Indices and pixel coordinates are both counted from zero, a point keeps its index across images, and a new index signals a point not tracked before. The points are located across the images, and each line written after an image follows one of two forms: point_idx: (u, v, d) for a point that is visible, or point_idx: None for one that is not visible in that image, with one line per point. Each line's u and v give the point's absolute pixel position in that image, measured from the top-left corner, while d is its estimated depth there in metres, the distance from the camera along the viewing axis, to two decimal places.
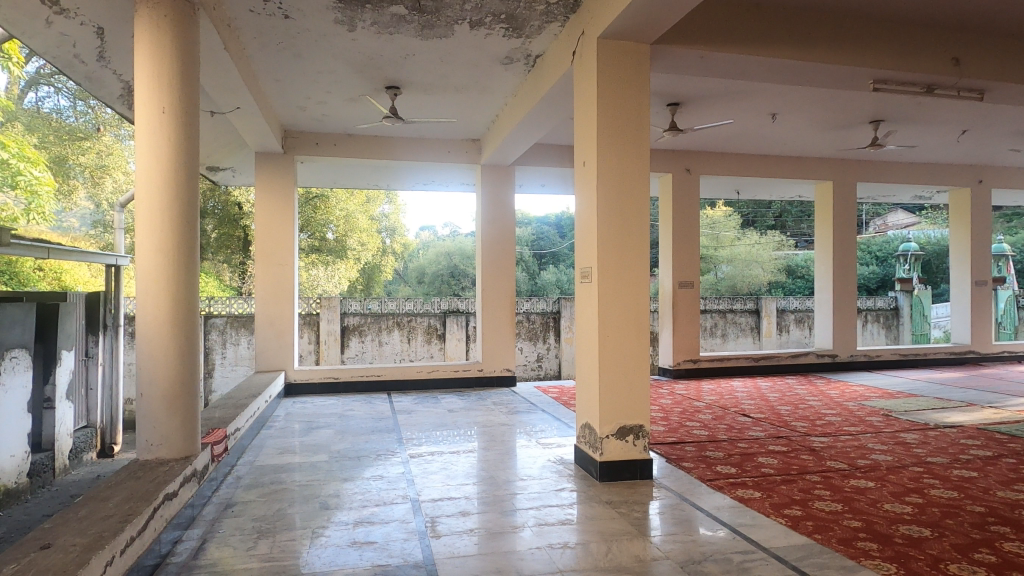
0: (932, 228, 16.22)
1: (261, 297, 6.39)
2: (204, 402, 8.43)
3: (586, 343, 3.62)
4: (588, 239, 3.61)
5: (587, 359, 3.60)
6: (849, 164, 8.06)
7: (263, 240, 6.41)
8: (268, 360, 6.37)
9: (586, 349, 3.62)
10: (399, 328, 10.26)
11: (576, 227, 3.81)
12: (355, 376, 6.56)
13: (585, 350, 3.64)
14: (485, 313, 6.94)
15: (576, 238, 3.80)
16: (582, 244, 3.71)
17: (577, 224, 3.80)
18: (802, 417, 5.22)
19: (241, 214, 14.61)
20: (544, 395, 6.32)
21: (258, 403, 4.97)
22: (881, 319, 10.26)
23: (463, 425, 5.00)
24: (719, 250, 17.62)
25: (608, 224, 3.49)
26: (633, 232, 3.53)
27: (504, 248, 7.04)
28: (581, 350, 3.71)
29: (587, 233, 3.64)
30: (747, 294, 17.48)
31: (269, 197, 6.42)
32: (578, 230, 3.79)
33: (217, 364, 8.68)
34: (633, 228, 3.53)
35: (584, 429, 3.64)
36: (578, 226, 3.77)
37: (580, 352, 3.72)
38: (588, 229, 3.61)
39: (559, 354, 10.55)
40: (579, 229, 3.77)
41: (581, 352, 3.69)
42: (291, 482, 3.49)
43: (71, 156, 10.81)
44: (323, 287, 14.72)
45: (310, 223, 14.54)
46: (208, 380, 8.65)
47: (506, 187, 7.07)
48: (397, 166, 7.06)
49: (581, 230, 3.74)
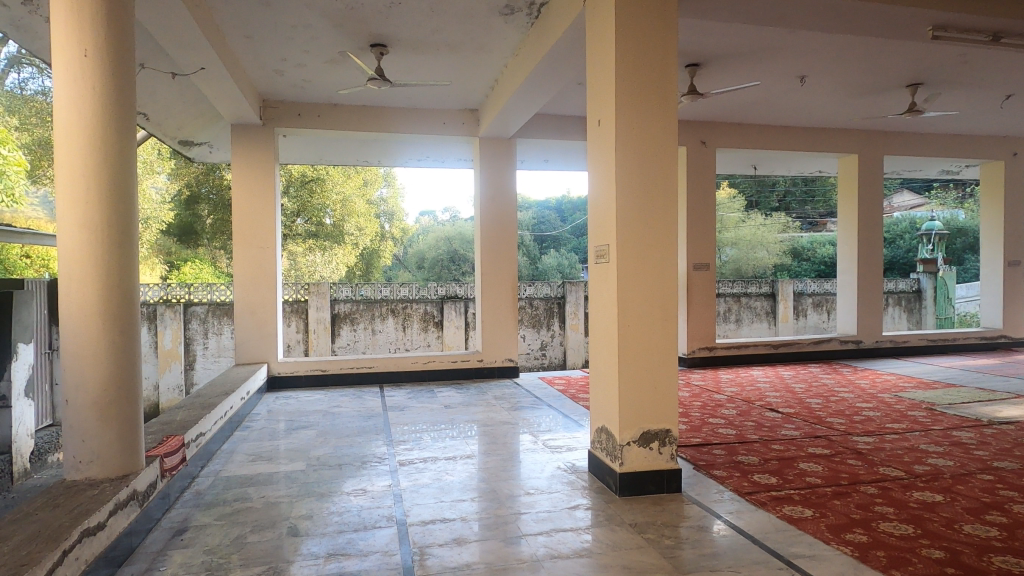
0: (942, 209, 15.79)
1: (241, 284, 5.86)
2: (186, 394, 7.95)
3: (602, 334, 3.10)
4: (604, 211, 3.07)
5: (603, 353, 3.09)
6: (875, 135, 7.49)
7: (242, 221, 5.86)
8: (250, 352, 5.86)
9: (602, 341, 3.10)
10: (393, 316, 9.76)
11: (590, 198, 3.28)
12: (345, 369, 6.05)
13: (601, 342, 3.13)
14: (486, 300, 6.41)
15: (591, 211, 3.27)
16: (597, 216, 3.17)
17: (591, 195, 3.27)
18: (837, 412, 4.70)
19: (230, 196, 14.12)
20: (550, 388, 5.81)
21: (233, 401, 4.46)
22: (902, 302, 9.72)
23: (461, 424, 4.49)
24: (724, 232, 17.10)
25: (631, 192, 2.95)
26: (659, 204, 2.99)
27: (506, 228, 6.50)
28: (595, 342, 3.20)
29: (603, 205, 3.11)
30: (752, 277, 17.06)
31: (248, 173, 5.86)
32: (591, 202, 3.26)
33: (201, 356, 8.20)
34: (658, 198, 2.99)
35: (601, 434, 3.13)
36: (593, 197, 3.23)
37: (594, 344, 3.22)
38: (604, 200, 3.07)
39: (563, 342, 10.09)
40: (593, 199, 3.23)
41: (597, 344, 3.18)
42: (259, 499, 2.98)
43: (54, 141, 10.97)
44: (321, 273, 14.49)
45: (306, 207, 13.98)
46: (189, 372, 8.14)
47: (507, 162, 6.51)
48: (388, 140, 6.50)
49: (596, 202, 3.20)
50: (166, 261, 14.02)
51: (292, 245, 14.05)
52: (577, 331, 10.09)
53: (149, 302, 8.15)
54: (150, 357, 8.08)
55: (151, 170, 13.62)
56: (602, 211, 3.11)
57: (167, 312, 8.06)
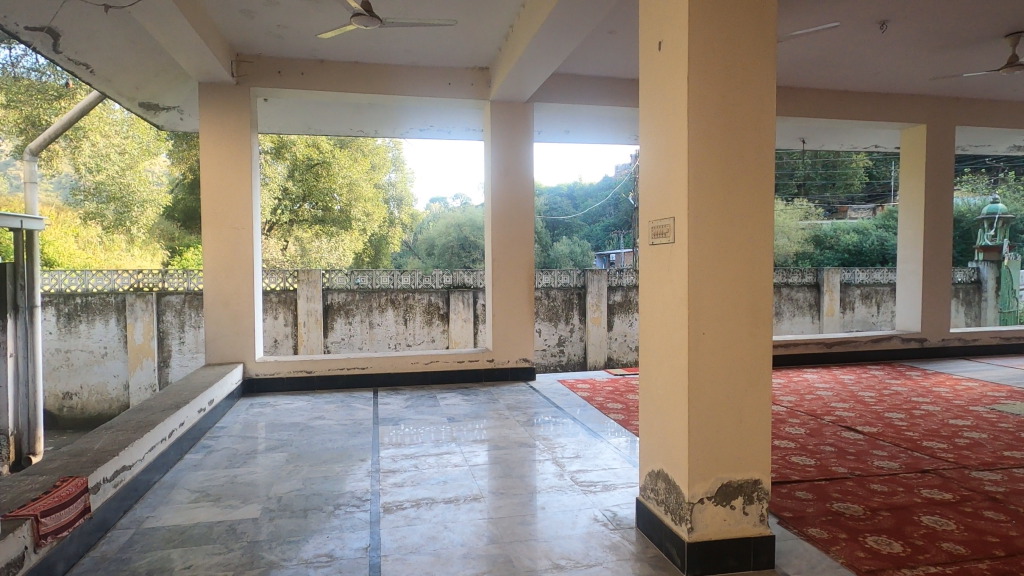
0: (971, 196, 14.36)
1: (211, 273, 5.01)
2: (159, 391, 7.86)
3: (659, 343, 2.23)
4: (664, 173, 2.18)
5: (661, 371, 2.22)
6: (946, 102, 6.50)
7: (211, 198, 4.99)
8: (222, 351, 5.03)
9: (660, 354, 2.22)
10: (393, 307, 8.92)
11: (641, 155, 2.39)
12: (333, 370, 5.22)
13: (657, 355, 2.25)
14: (496, 291, 5.54)
15: (642, 173, 2.38)
16: (653, 180, 2.28)
17: (642, 152, 2.37)
18: (933, 433, 3.79)
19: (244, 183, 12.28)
20: (573, 395, 4.96)
21: (189, 415, 3.62)
22: (960, 295, 8.79)
23: (467, 444, 3.64)
24: None
25: (707, 144, 2.04)
26: (747, 164, 2.08)
27: (521, 207, 5.62)
28: (648, 352, 2.33)
29: (662, 164, 2.21)
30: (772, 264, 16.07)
31: (219, 143, 5.00)
32: (643, 161, 2.37)
33: (175, 351, 8.07)
34: (746, 156, 2.08)
35: (657, 481, 2.26)
36: (646, 154, 2.34)
37: (645, 354, 2.35)
38: (665, 158, 2.17)
39: (583, 337, 9.25)
40: (646, 157, 2.33)
41: (650, 356, 2.30)
42: (184, 570, 2.14)
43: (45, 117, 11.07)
44: (327, 260, 13.81)
45: (312, 192, 13.15)
46: (164, 369, 7.99)
47: (521, 130, 5.60)
48: (386, 105, 5.64)
49: (650, 160, 2.30)
50: (168, 245, 13.47)
51: (299, 231, 13.45)
52: (598, 325, 9.22)
53: (117, 292, 7.93)
54: (120, 353, 8.00)
55: (149, 151, 12.62)
56: (661, 171, 2.21)
57: (137, 302, 7.89)
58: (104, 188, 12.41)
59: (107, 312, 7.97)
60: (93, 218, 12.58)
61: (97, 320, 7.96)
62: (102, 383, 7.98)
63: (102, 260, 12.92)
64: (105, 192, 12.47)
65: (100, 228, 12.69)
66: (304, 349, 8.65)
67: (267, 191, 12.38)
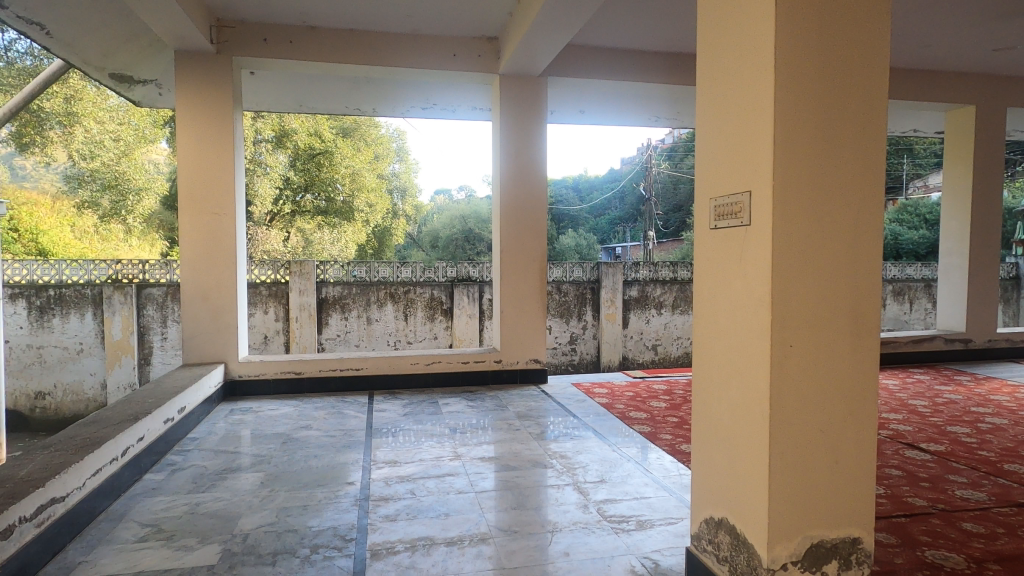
0: None
1: (189, 263, 4.51)
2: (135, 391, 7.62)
3: (724, 357, 1.72)
4: (734, 137, 1.66)
5: (726, 392, 1.72)
6: (996, 81, 5.95)
7: (189, 179, 4.50)
8: (201, 350, 4.53)
9: (725, 370, 1.72)
10: (393, 302, 8.43)
11: (697, 114, 1.87)
12: (325, 371, 4.73)
13: (720, 371, 1.75)
14: (504, 284, 5.04)
15: (697, 138, 1.86)
16: (715, 147, 1.76)
17: (698, 111, 1.86)
18: (1011, 453, 3.27)
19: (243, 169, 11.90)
20: (589, 401, 4.47)
21: (152, 425, 3.13)
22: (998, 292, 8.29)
23: (472, 463, 3.14)
24: None
25: (800, 103, 1.51)
26: (850, 128, 1.57)
27: (533, 193, 5.10)
28: (705, 365, 1.83)
29: (730, 126, 1.69)
30: None
31: (198, 119, 4.49)
32: (701, 122, 1.85)
33: (156, 348, 7.76)
34: (847, 118, 1.56)
35: (719, 533, 1.76)
36: (704, 113, 1.82)
37: (701, 368, 1.86)
38: (735, 118, 1.65)
39: (596, 335, 8.75)
40: (705, 117, 1.82)
41: (710, 371, 1.80)
42: None
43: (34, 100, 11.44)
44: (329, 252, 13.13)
45: (315, 182, 12.67)
46: (144, 366, 7.74)
47: (534, 108, 5.08)
48: (385, 79, 5.13)
49: (712, 120, 1.78)
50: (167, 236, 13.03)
51: (302, 222, 12.90)
52: (613, 322, 8.74)
53: (93, 283, 7.73)
54: (97, 349, 7.72)
55: (145, 139, 12.01)
56: (728, 134, 1.70)
57: (116, 295, 7.59)
58: (99, 176, 12.02)
59: (83, 305, 7.69)
60: (87, 207, 12.19)
61: (72, 314, 7.70)
62: (79, 382, 7.72)
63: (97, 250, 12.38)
64: (100, 180, 12.08)
65: (95, 218, 12.30)
66: (296, 347, 8.18)
67: (267, 179, 12.12)
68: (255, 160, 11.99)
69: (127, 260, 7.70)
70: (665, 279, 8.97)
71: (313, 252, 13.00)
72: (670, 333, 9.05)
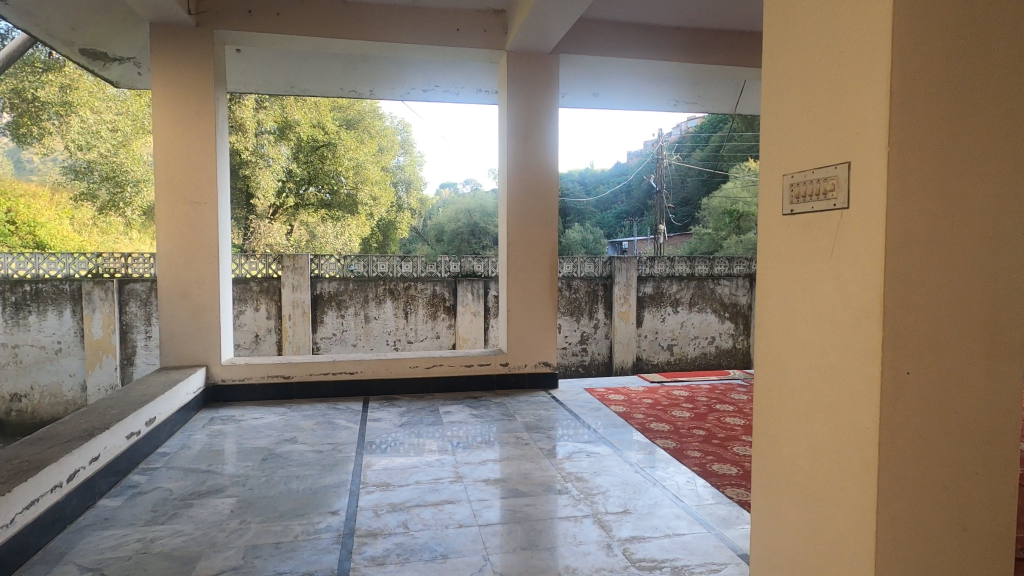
0: None
1: (167, 256, 4.12)
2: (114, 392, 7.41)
3: (802, 384, 1.33)
4: (822, 94, 1.25)
5: (805, 429, 1.32)
6: None
7: (166, 164, 4.10)
8: (180, 352, 4.15)
9: (804, 400, 1.32)
10: (392, 298, 8.06)
11: (765, 69, 1.46)
12: (315, 375, 4.34)
13: (797, 401, 1.35)
14: (511, 280, 4.63)
15: (764, 100, 1.46)
16: (793, 108, 1.35)
17: (767, 66, 1.45)
18: None
19: (243, 162, 11.45)
20: (605, 410, 4.08)
21: (110, 441, 2.74)
22: None
23: (475, 487, 2.74)
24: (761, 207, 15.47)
25: (925, 43, 1.10)
26: (989, 78, 1.15)
27: (544, 183, 4.69)
28: (773, 390, 1.44)
29: (815, 81, 1.28)
30: None
31: (176, 100, 4.10)
32: (770, 78, 1.44)
33: (139, 348, 7.53)
34: (986, 65, 1.15)
35: None
36: (776, 67, 1.41)
37: (768, 392, 1.46)
38: (824, 70, 1.24)
39: (608, 334, 8.40)
40: (776, 71, 1.41)
41: (780, 399, 1.41)
42: None
43: (29, 90, 11.18)
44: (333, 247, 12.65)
45: (318, 175, 12.32)
46: (126, 367, 7.53)
47: (544, 89, 4.65)
48: (382, 57, 4.72)
49: (787, 75, 1.38)
50: None
51: (305, 215, 12.46)
52: (626, 320, 8.35)
53: (72, 278, 7.44)
54: (76, 349, 7.50)
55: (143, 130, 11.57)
56: (813, 90, 1.28)
57: (96, 291, 7.36)
58: (96, 166, 11.59)
59: (61, 302, 7.45)
60: (86, 198, 11.78)
61: (49, 311, 7.44)
62: (57, 383, 7.51)
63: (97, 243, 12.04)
64: (97, 171, 11.64)
65: (94, 210, 11.91)
66: (290, 346, 7.81)
67: (269, 172, 11.70)
68: (258, 152, 11.57)
69: (108, 254, 7.41)
70: (681, 274, 8.51)
71: (317, 247, 12.53)
72: (687, 333, 8.58)
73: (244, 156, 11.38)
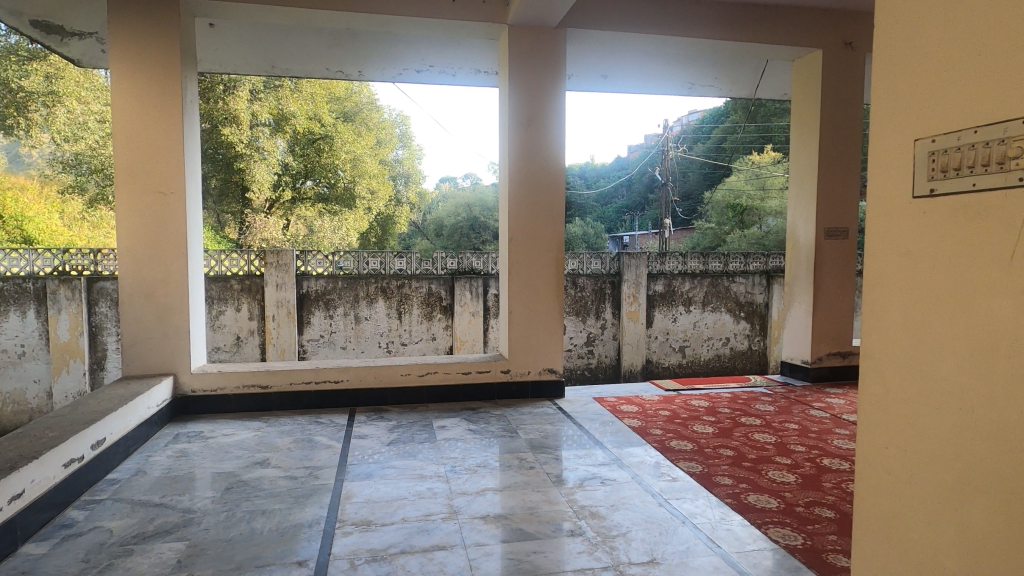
0: None
1: (129, 252, 3.69)
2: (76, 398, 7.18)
3: (900, 429, 1.28)
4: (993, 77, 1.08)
5: (901, 476, 1.28)
6: None
7: (127, 149, 3.67)
8: (144, 359, 3.73)
9: (901, 446, 1.28)
10: (384, 297, 7.63)
11: (893, 75, 1.31)
12: (296, 385, 3.92)
13: (892, 446, 1.31)
14: (513, 279, 4.20)
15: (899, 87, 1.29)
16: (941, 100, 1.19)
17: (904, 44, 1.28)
18: None
19: (238, 154, 10.81)
20: (617, 424, 3.66)
21: (39, 474, 2.31)
22: None
23: (473, 526, 2.32)
24: (767, 200, 15.00)
25: None
26: None
27: (550, 173, 4.25)
28: (886, 427, 1.32)
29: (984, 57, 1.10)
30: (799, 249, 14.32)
31: (136, 76, 3.65)
32: (900, 87, 1.30)
33: (109, 352, 7.33)
34: None
35: None
36: (911, 74, 1.26)
37: (876, 429, 1.35)
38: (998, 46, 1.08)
39: (616, 335, 8.01)
40: (911, 79, 1.26)
41: (896, 439, 1.29)
42: None
43: (13, 79, 10.65)
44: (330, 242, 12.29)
45: (315, 168, 11.82)
46: (98, 371, 7.32)
47: (552, 70, 4.22)
48: (371, 32, 4.28)
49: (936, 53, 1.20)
50: None
51: (302, 210, 12.03)
52: (635, 320, 7.93)
53: (37, 276, 7.16)
54: (40, 352, 7.20)
55: None
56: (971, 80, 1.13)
57: (61, 291, 7.08)
58: (85, 159, 11.12)
59: (23, 301, 7.14)
60: (74, 192, 11.27)
61: (11, 311, 7.12)
62: (20, 390, 7.14)
63: (88, 238, 11.40)
64: (85, 164, 11.22)
65: (83, 203, 11.37)
66: (274, 349, 7.39)
67: (264, 165, 11.11)
68: (253, 145, 10.94)
69: (74, 250, 7.19)
70: (694, 271, 8.10)
71: (315, 242, 12.16)
72: (699, 334, 8.18)
73: (239, 149, 10.77)
